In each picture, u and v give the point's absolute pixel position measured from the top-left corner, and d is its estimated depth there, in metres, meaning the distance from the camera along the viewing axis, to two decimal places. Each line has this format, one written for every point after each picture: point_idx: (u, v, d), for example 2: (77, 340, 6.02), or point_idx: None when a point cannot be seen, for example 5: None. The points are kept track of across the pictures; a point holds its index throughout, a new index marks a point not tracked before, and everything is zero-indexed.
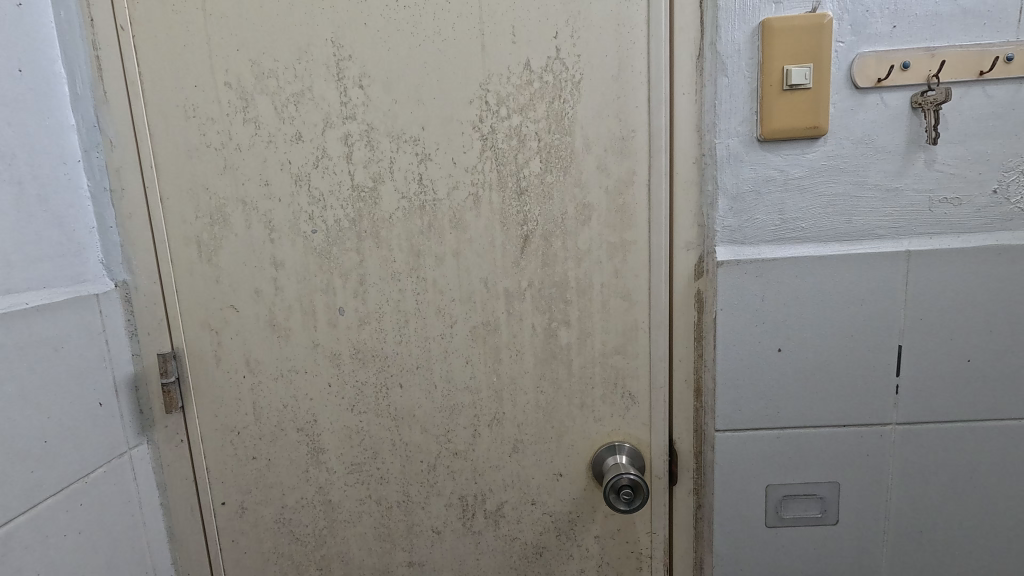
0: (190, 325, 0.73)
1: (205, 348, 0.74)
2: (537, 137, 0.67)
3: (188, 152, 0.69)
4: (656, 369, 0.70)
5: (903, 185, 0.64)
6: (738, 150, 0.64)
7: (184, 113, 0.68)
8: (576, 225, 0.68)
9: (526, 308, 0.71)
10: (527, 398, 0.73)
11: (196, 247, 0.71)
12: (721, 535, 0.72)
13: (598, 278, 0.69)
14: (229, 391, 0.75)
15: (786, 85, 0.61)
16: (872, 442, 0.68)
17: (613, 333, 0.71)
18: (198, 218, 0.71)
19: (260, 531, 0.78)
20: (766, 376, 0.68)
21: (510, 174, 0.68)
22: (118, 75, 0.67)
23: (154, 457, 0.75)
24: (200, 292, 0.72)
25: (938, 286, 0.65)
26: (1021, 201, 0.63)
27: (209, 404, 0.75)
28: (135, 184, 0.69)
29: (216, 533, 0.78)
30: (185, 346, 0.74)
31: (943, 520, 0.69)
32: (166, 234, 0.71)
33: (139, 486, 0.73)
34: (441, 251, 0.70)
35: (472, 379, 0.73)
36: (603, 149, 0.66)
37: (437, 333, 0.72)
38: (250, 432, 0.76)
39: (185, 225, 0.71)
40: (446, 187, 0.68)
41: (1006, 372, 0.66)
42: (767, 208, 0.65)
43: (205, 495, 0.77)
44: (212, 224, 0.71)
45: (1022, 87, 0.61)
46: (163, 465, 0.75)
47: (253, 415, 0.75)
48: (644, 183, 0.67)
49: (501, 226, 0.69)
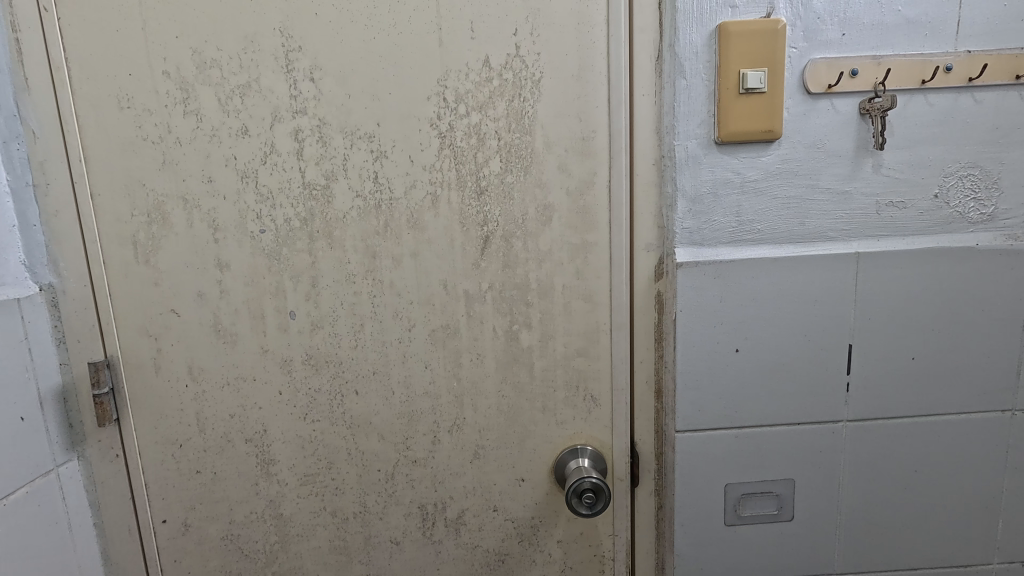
0: (126, 332, 0.68)
1: (142, 356, 0.69)
2: (497, 136, 0.65)
3: (121, 148, 0.64)
4: (618, 371, 0.70)
5: (853, 189, 0.65)
6: (697, 152, 0.64)
7: (116, 105, 0.63)
8: (537, 225, 0.67)
9: (487, 310, 0.69)
10: (488, 402, 0.71)
11: (132, 248, 0.66)
12: (682, 536, 0.72)
13: (560, 280, 0.69)
14: (170, 401, 0.70)
15: (742, 89, 0.62)
16: (825, 439, 0.70)
17: (575, 335, 0.70)
18: (134, 217, 0.66)
19: (205, 549, 0.74)
20: (725, 376, 0.68)
21: (471, 173, 0.66)
22: (41, 60, 0.62)
23: (85, 474, 0.69)
24: (136, 295, 0.68)
25: (885, 287, 0.67)
26: (959, 205, 0.66)
27: (145, 417, 0.70)
28: (62, 179, 0.64)
29: (157, 553, 0.73)
30: (120, 354, 0.69)
31: (891, 513, 0.72)
32: (98, 234, 0.66)
33: (68, 505, 0.67)
34: (399, 252, 0.68)
35: (432, 384, 0.71)
36: (564, 148, 0.65)
37: (395, 337, 0.69)
38: (194, 444, 0.71)
39: (120, 223, 0.66)
40: (403, 186, 0.66)
41: (947, 369, 0.69)
42: (725, 210, 0.65)
43: (146, 513, 0.72)
44: (150, 222, 0.66)
45: (960, 96, 0.63)
46: (96, 482, 0.70)
47: (197, 426, 0.71)
48: (605, 184, 0.66)
49: (461, 226, 0.67)
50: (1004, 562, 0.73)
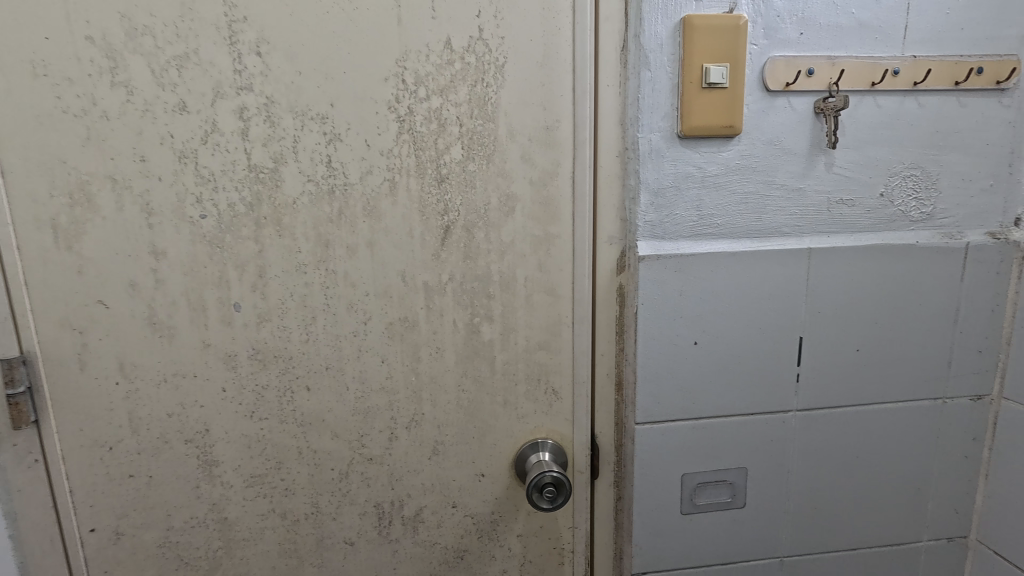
0: (45, 325, 0.62)
1: (64, 352, 0.63)
2: (458, 122, 0.63)
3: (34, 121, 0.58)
4: (579, 365, 0.70)
5: (807, 186, 0.67)
6: (660, 145, 0.64)
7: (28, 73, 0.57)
8: (500, 216, 0.65)
9: (447, 303, 0.67)
10: (448, 397, 0.69)
11: (51, 233, 0.60)
12: (640, 526, 0.73)
13: (522, 272, 0.67)
14: (97, 400, 0.64)
15: (705, 83, 0.62)
16: (776, 428, 0.72)
17: (537, 329, 0.69)
18: (53, 198, 0.59)
19: (140, 558, 0.68)
20: (683, 368, 0.69)
21: (431, 159, 0.63)
22: None
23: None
24: (56, 285, 0.61)
25: (834, 282, 0.69)
26: (902, 204, 0.69)
27: (68, 418, 0.64)
28: None
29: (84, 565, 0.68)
30: (38, 349, 0.62)
31: (835, 497, 0.75)
32: (10, 216, 0.59)
33: None
34: (354, 241, 0.64)
35: (389, 379, 0.68)
36: (527, 137, 0.64)
37: (349, 330, 0.66)
38: (126, 446, 0.66)
39: (36, 205, 0.59)
40: (359, 171, 0.63)
41: (887, 360, 0.72)
42: (686, 204, 0.66)
43: (71, 522, 0.66)
44: (72, 205, 0.60)
45: (906, 99, 0.66)
46: (11, 490, 0.64)
47: (129, 427, 0.65)
48: (568, 175, 0.65)
49: (420, 215, 0.64)
50: (932, 539, 0.79)
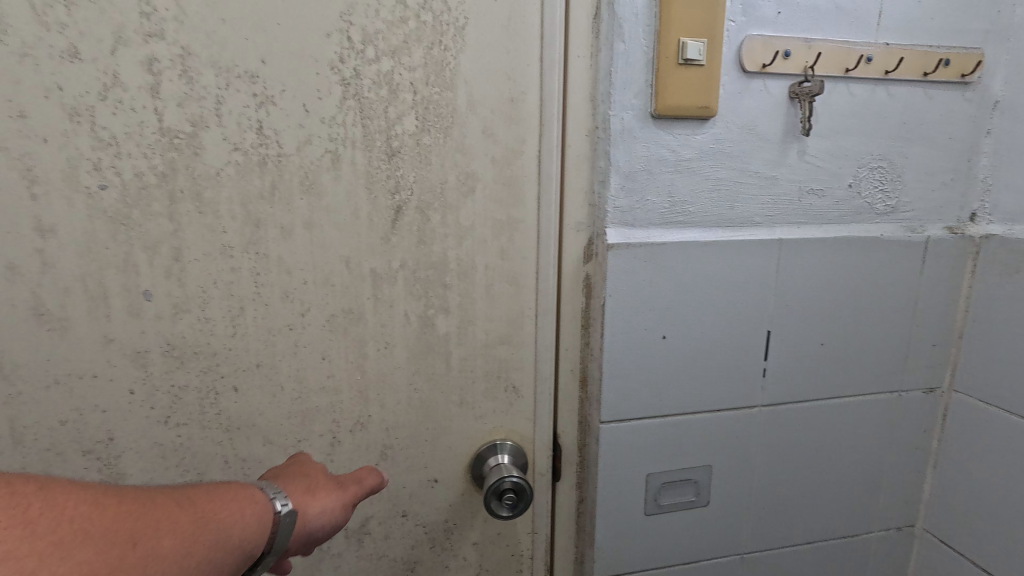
0: None
1: None
2: (412, 89, 0.56)
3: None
4: (542, 360, 0.65)
5: (779, 174, 0.65)
6: (632, 125, 0.60)
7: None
8: (458, 196, 0.59)
9: (398, 293, 0.60)
10: (398, 397, 0.63)
11: None
12: (603, 529, 0.69)
13: (481, 260, 0.61)
14: None
15: (681, 59, 0.58)
16: (741, 424, 0.70)
17: (497, 322, 0.63)
18: None
19: None
20: (651, 364, 0.65)
21: (380, 130, 0.56)
22: None
23: None
24: None
25: (802, 274, 0.67)
26: (870, 196, 0.68)
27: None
28: None
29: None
30: None
31: (795, 492, 0.74)
32: None
33: None
34: (289, 221, 0.56)
35: (331, 378, 0.60)
36: (490, 110, 0.58)
37: (284, 322, 0.58)
38: (7, 461, 0.55)
39: None
40: (294, 140, 0.54)
41: (849, 354, 0.72)
42: (657, 190, 0.62)
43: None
44: None
45: (877, 88, 0.65)
46: None
47: (10, 438, 0.55)
48: (534, 154, 0.60)
49: (367, 194, 0.57)
50: (883, 529, 0.80)
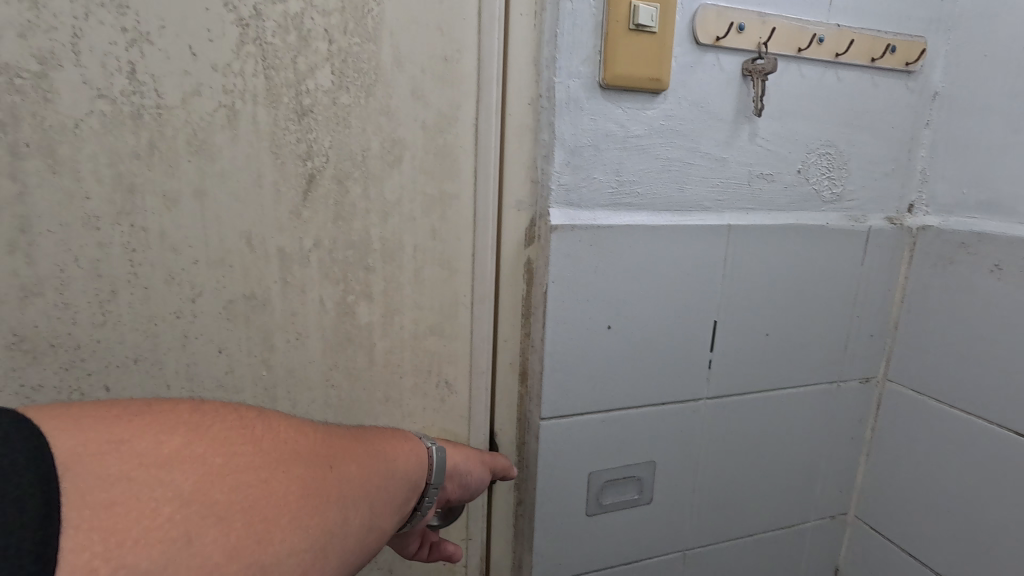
0: None
1: None
2: (327, 37, 0.47)
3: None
4: (478, 352, 0.59)
5: (729, 157, 0.61)
6: (579, 94, 0.54)
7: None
8: (382, 166, 0.52)
9: (311, 276, 0.52)
10: (312, 396, 0.55)
11: None
12: (542, 533, 0.64)
13: (409, 240, 0.54)
14: None
15: (632, 24, 0.53)
16: (686, 418, 0.67)
17: (428, 310, 0.57)
18: None
19: None
20: (595, 356, 0.61)
21: (287, 83, 0.47)
22: None
23: None
24: None
25: (749, 263, 0.65)
26: (816, 183, 0.66)
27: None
28: None
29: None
30: None
31: (737, 485, 0.73)
32: None
33: None
34: (174, 188, 0.47)
35: (230, 374, 0.52)
36: (419, 67, 0.50)
37: (170, 309, 0.49)
38: None
39: None
40: (177, 88, 0.45)
41: (792, 345, 0.70)
42: (605, 167, 0.57)
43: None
44: None
45: (827, 71, 0.63)
46: None
47: None
48: (470, 121, 0.53)
49: (272, 158, 0.48)
50: (819, 518, 0.80)
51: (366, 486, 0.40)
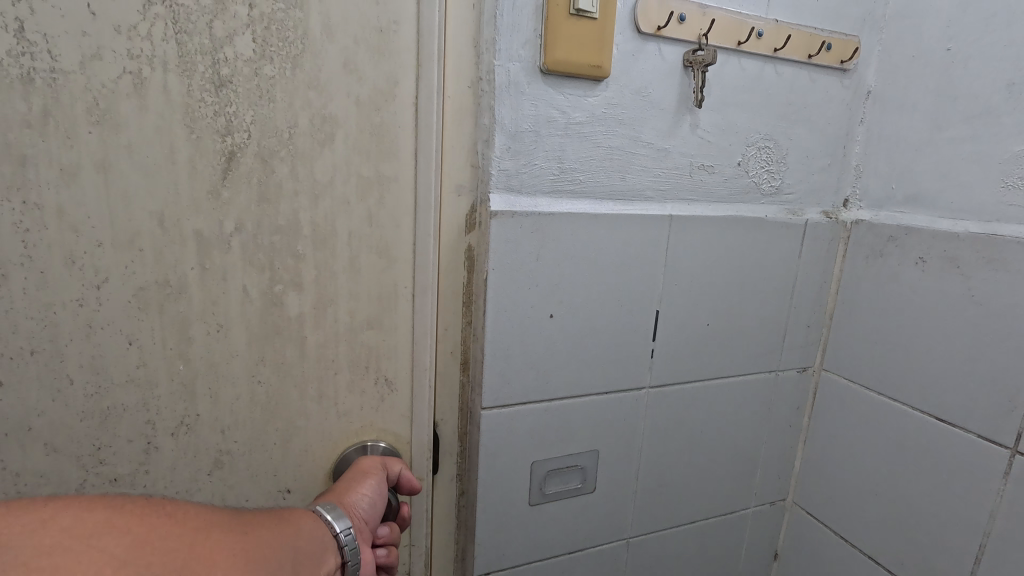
0: None
1: None
2: (247, 4, 0.45)
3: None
4: (418, 345, 0.57)
5: (671, 147, 0.62)
6: (520, 78, 0.53)
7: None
8: (312, 145, 0.50)
9: (234, 261, 0.50)
10: (235, 393, 0.53)
11: None
12: (484, 523, 0.64)
13: (343, 224, 0.52)
14: None
15: (572, 9, 0.52)
16: (629, 406, 0.68)
17: (364, 297, 0.55)
18: None
19: None
20: (536, 344, 0.60)
21: (203, 52, 0.45)
22: None
23: None
24: None
25: (691, 253, 0.66)
26: (756, 176, 0.68)
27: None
28: None
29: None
30: None
31: (679, 473, 0.74)
32: None
33: None
34: (74, 161, 0.43)
35: (142, 368, 0.49)
36: (350, 43, 0.48)
37: (72, 296, 0.46)
38: None
39: None
40: (75, 52, 0.41)
41: (732, 334, 0.72)
42: (546, 154, 0.56)
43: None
44: None
45: (766, 66, 0.64)
46: None
47: None
48: (406, 101, 0.51)
49: (188, 133, 0.46)
50: (759, 504, 0.82)
51: (301, 548, 0.38)
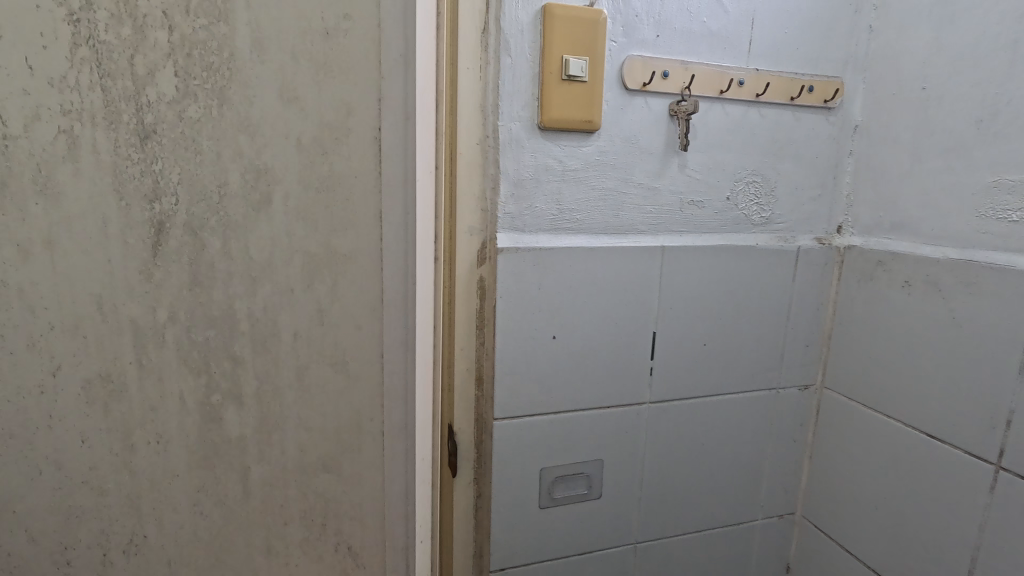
0: None
1: None
2: (166, 21, 0.30)
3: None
4: (390, 492, 0.39)
5: (661, 186, 0.69)
6: (520, 135, 0.63)
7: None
8: (245, 213, 0.32)
9: (170, 362, 0.34)
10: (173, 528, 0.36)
11: None
12: (498, 522, 0.72)
13: (286, 323, 0.35)
14: None
15: (564, 76, 0.61)
16: (631, 420, 0.74)
17: (325, 433, 0.37)
18: None
19: None
20: (541, 362, 0.68)
21: (127, 95, 0.30)
22: None
23: None
24: None
25: (684, 280, 0.72)
26: (745, 208, 0.74)
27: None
28: None
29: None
30: None
31: (683, 484, 0.80)
32: None
33: None
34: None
35: (96, 470, 0.34)
36: (289, 60, 0.31)
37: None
38: None
39: None
40: (15, 110, 0.29)
41: (729, 354, 0.77)
42: (545, 198, 0.65)
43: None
44: None
45: (749, 110, 0.70)
46: None
47: None
48: (362, 151, 0.33)
49: (114, 201, 0.31)
50: (766, 516, 0.86)
51: None
